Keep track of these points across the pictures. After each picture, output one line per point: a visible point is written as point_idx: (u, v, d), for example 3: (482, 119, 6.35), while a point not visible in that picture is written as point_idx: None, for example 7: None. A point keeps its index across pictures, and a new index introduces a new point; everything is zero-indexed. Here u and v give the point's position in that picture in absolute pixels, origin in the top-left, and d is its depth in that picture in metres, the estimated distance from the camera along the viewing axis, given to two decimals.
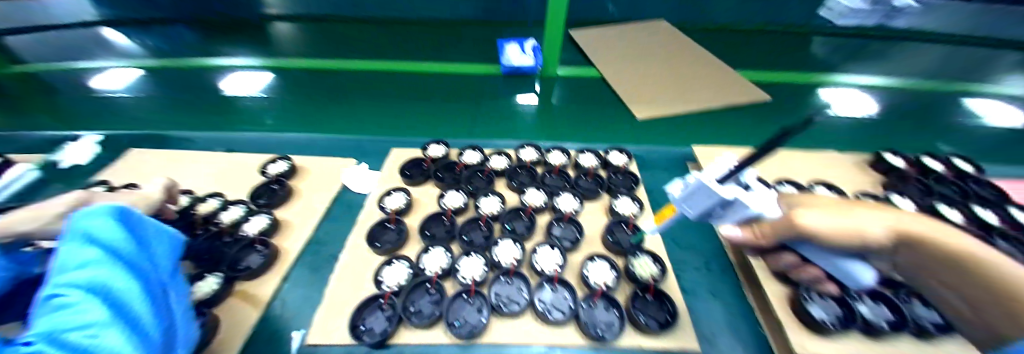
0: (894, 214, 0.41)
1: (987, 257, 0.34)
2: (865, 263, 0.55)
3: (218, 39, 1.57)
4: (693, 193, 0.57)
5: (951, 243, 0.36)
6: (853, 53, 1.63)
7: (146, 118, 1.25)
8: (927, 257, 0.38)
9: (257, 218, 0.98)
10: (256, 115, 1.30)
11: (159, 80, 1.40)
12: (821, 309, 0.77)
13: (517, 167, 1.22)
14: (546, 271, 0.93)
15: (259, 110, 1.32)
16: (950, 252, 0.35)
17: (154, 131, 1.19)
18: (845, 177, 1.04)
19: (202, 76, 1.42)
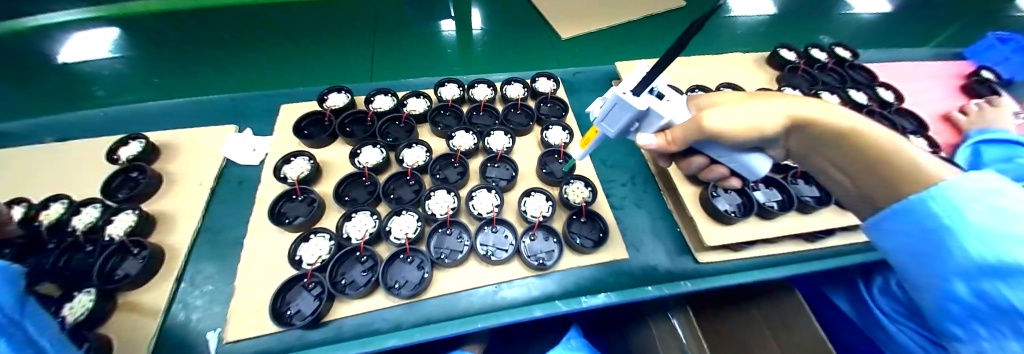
0: (780, 103, 0.50)
1: (856, 129, 0.44)
2: (761, 154, 0.60)
3: None
4: (612, 109, 0.55)
5: (833, 122, 0.46)
6: None
7: None
8: (813, 136, 0.48)
9: (122, 216, 0.82)
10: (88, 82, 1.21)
11: None
12: (727, 203, 0.90)
13: (439, 109, 1.15)
14: (483, 214, 0.91)
15: (95, 76, 1.22)
16: (835, 130, 0.45)
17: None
18: (744, 77, 1.20)
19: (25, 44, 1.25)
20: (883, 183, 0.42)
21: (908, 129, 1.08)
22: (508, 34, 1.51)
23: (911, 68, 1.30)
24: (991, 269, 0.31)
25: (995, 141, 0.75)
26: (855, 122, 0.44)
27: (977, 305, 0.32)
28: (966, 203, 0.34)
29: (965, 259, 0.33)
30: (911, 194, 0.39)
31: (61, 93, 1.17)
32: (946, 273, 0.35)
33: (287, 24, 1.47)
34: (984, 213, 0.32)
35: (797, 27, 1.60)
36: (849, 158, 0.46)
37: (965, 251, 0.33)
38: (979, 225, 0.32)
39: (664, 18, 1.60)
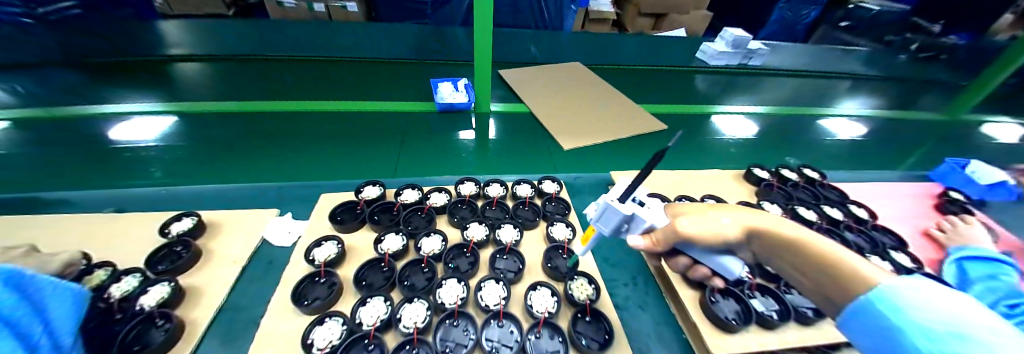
0: (744, 215, 0.63)
1: (797, 237, 0.54)
2: (732, 255, 0.68)
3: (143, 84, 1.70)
4: (604, 213, 0.68)
5: (776, 231, 0.57)
6: (725, 86, 2.33)
7: (53, 173, 1.25)
8: (768, 243, 0.58)
9: (156, 288, 0.89)
10: (140, 166, 1.33)
11: (67, 130, 1.42)
12: (726, 307, 0.93)
13: (457, 203, 1.30)
14: (491, 307, 0.95)
15: (142, 162, 1.35)
16: (780, 238, 0.56)
17: (65, 189, 1.19)
18: (727, 189, 1.37)
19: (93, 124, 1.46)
20: (832, 281, 0.48)
21: (889, 245, 1.17)
22: (519, 139, 1.80)
23: (875, 188, 1.47)
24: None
25: (976, 257, 0.80)
26: (795, 232, 0.55)
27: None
28: (906, 306, 0.36)
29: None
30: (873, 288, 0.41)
31: (118, 172, 1.30)
32: None
33: (333, 120, 1.71)
34: (925, 312, 0.34)
35: (778, 145, 1.87)
36: (803, 265, 0.53)
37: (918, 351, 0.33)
38: (919, 323, 0.34)
39: (651, 137, 1.87)
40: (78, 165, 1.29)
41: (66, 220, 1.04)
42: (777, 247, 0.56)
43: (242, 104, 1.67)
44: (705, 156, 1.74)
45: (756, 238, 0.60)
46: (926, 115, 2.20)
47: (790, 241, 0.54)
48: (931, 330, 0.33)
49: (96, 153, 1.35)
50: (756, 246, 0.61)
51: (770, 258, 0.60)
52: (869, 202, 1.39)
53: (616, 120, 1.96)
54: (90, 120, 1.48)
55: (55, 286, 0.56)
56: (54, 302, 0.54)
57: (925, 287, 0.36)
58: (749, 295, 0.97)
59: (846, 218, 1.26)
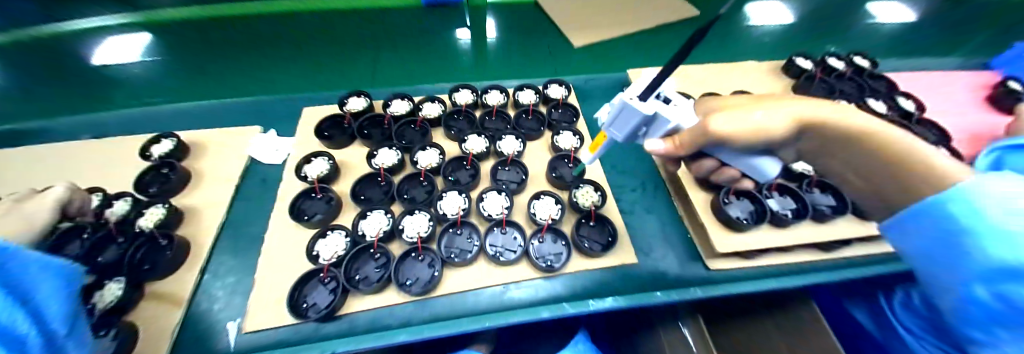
0: (793, 106, 0.52)
1: (865, 127, 0.47)
2: (769, 156, 0.62)
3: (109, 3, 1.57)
4: (619, 114, 0.57)
5: (842, 121, 0.48)
6: None
7: (54, 107, 1.27)
8: (823, 134, 0.51)
9: (154, 210, 0.88)
10: (138, 90, 1.35)
11: (55, 65, 1.40)
12: (740, 209, 0.89)
13: (453, 113, 1.18)
14: (493, 216, 0.93)
15: (138, 83, 1.37)
16: (845, 129, 0.48)
17: (55, 118, 1.16)
18: (760, 83, 1.20)
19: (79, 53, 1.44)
20: (902, 182, 0.45)
21: (930, 140, 1.04)
22: (520, 40, 1.59)
23: (935, 77, 1.27)
24: (1012, 272, 0.33)
25: None
26: (861, 120, 0.47)
27: (998, 307, 0.35)
28: (981, 202, 0.36)
29: (985, 262, 0.35)
30: (934, 194, 0.41)
31: (117, 98, 1.33)
32: (968, 277, 0.37)
33: (308, 32, 1.58)
34: (999, 209, 0.34)
35: (816, 37, 1.66)
36: (865, 154, 0.48)
37: (982, 252, 0.35)
38: (998, 226, 0.34)
39: (675, 27, 1.64)
40: (72, 99, 1.30)
41: (53, 147, 1.02)
42: (833, 138, 0.50)
43: (216, 19, 1.61)
44: (728, 52, 1.58)
45: (807, 130, 0.52)
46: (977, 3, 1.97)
47: (855, 132, 0.47)
48: (1007, 236, 0.33)
49: (89, 85, 1.35)
50: (802, 138, 0.54)
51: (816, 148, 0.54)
52: (924, 93, 1.21)
53: (639, 8, 1.69)
54: (74, 48, 1.45)
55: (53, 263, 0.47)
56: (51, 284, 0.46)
57: (1007, 184, 0.35)
58: (766, 195, 0.92)
59: (889, 112, 1.12)
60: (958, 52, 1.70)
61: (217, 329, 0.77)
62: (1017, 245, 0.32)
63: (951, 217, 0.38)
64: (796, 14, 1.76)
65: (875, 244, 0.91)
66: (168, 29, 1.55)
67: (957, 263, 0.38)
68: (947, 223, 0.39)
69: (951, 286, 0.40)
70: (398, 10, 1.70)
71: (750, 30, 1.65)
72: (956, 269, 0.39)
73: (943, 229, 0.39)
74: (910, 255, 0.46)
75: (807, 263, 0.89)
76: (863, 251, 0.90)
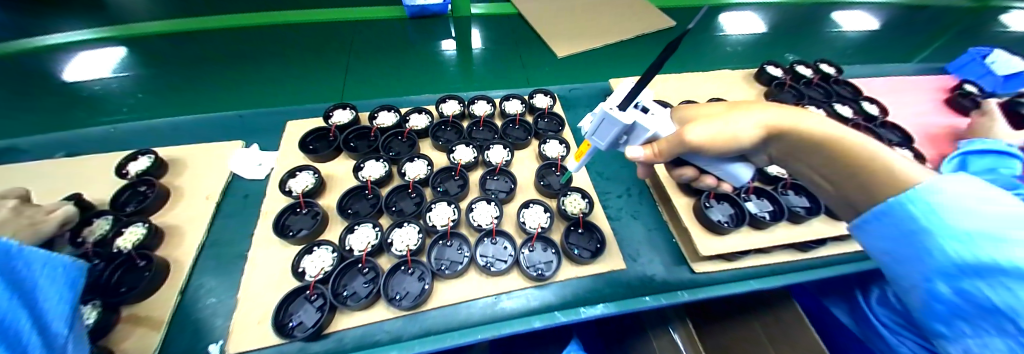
0: (755, 113, 0.56)
1: (824, 133, 0.51)
2: (745, 164, 0.66)
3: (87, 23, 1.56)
4: (601, 124, 0.59)
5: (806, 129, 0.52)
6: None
7: (19, 125, 1.22)
8: (792, 140, 0.54)
9: (132, 228, 0.85)
10: (105, 104, 1.31)
11: (20, 82, 1.35)
12: (720, 212, 0.93)
13: (440, 125, 1.19)
14: (483, 226, 0.93)
15: (103, 97, 1.33)
16: (807, 136, 0.52)
17: (17, 137, 1.11)
18: (736, 90, 1.26)
19: (44, 69, 1.39)
20: (863, 189, 0.48)
21: (893, 142, 1.10)
22: (505, 50, 1.62)
23: (896, 82, 1.35)
24: (969, 268, 0.35)
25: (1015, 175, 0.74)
26: (825, 127, 0.51)
27: (956, 303, 0.37)
28: (940, 204, 0.38)
29: (946, 258, 0.37)
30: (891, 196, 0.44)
31: (80, 115, 1.27)
32: (928, 275, 0.39)
33: (284, 47, 1.57)
34: (956, 211, 0.37)
35: (784, 45, 1.76)
36: (824, 160, 0.52)
37: (943, 250, 0.37)
38: (956, 226, 0.36)
39: (655, 37, 1.71)
40: (37, 118, 1.25)
41: (14, 166, 0.97)
42: (798, 144, 0.54)
43: (188, 28, 1.57)
44: (702, 61, 1.65)
45: (773, 136, 0.55)
46: (932, 12, 2.11)
47: (819, 139, 0.51)
48: (965, 234, 0.36)
49: (55, 101, 1.30)
50: (771, 144, 0.57)
51: (786, 154, 0.58)
52: (886, 97, 1.29)
53: (622, 19, 1.76)
54: (38, 64, 1.40)
55: (43, 261, 0.48)
56: (40, 280, 0.47)
57: (963, 188, 0.38)
58: (745, 198, 0.97)
59: (855, 116, 1.19)
60: (914, 58, 1.82)
61: (196, 352, 0.74)
62: (974, 242, 0.35)
63: (911, 219, 0.41)
64: (767, 24, 1.86)
65: (846, 242, 0.95)
66: (140, 42, 1.52)
67: (918, 262, 0.41)
68: (906, 223, 0.41)
69: (913, 285, 0.42)
70: (376, 23, 1.71)
71: (722, 40, 1.73)
72: (917, 268, 0.41)
73: (905, 231, 0.42)
74: (876, 256, 0.48)
75: (786, 263, 0.93)
76: (838, 249, 0.94)
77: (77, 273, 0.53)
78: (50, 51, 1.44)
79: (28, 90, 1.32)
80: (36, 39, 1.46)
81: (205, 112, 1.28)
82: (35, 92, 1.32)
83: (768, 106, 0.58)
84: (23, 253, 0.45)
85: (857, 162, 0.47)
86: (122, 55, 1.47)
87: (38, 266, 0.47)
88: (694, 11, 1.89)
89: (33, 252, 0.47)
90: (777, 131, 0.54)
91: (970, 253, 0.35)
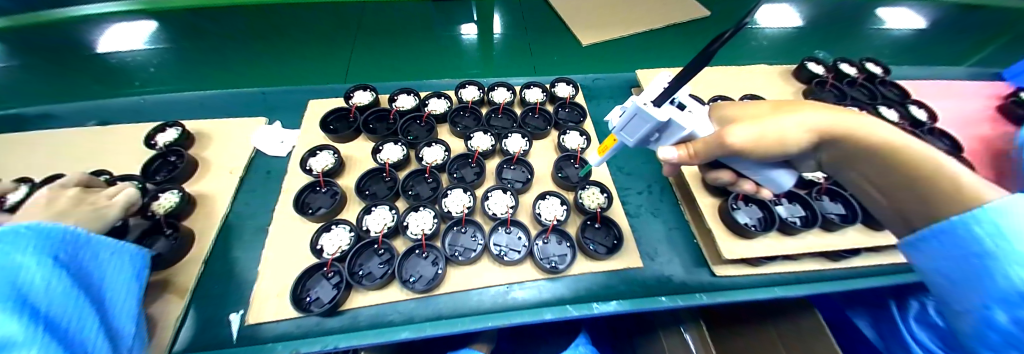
0: (805, 115, 0.51)
1: (882, 139, 0.46)
2: (787, 170, 0.62)
3: None
4: (632, 119, 0.56)
5: (859, 134, 0.48)
6: None
7: (55, 93, 1.27)
8: (843, 144, 0.50)
9: (166, 195, 0.88)
10: (132, 75, 1.35)
11: (56, 51, 1.40)
12: (747, 216, 0.89)
13: (459, 110, 1.17)
14: (498, 215, 0.92)
15: (131, 68, 1.37)
16: (861, 142, 0.48)
17: (54, 104, 1.16)
18: (772, 87, 1.18)
19: (78, 39, 1.44)
20: (924, 202, 0.44)
21: (940, 149, 1.02)
22: (527, 36, 1.58)
23: (949, 86, 1.25)
24: None
25: None
26: (883, 133, 0.47)
27: (1016, 333, 0.33)
28: (1015, 228, 0.34)
29: (1008, 284, 0.33)
30: (958, 213, 0.39)
31: (110, 85, 1.32)
32: (988, 300, 0.35)
33: (307, 25, 1.57)
34: None
35: (825, 41, 1.65)
36: (875, 166, 0.49)
37: (1008, 276, 0.34)
38: None
39: (684, 28, 1.63)
40: (72, 86, 1.30)
41: (52, 132, 1.02)
42: (849, 150, 0.50)
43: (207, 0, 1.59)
44: (733, 55, 1.57)
45: (821, 139, 0.51)
46: (993, 10, 1.94)
47: (876, 144, 0.47)
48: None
49: (83, 71, 1.34)
50: (817, 147, 0.53)
51: (835, 158, 0.54)
52: (937, 101, 1.19)
53: (652, 8, 1.68)
54: (74, 34, 1.45)
55: (109, 252, 0.56)
56: (108, 269, 0.55)
57: None
58: (775, 201, 0.92)
59: (901, 121, 1.10)
60: (969, 61, 1.68)
61: (218, 319, 0.77)
62: None
63: (977, 239, 0.37)
64: (808, 18, 1.74)
65: (881, 253, 0.90)
66: (167, 13, 1.55)
67: (977, 286, 0.37)
68: (971, 244, 0.37)
69: (969, 309, 0.38)
70: (400, 5, 1.68)
71: (756, 33, 1.64)
72: (976, 292, 0.37)
73: (970, 253, 0.37)
74: (931, 276, 0.44)
75: (813, 271, 0.89)
76: (872, 261, 0.89)
77: (143, 263, 0.61)
78: (84, 22, 1.49)
79: (64, 59, 1.37)
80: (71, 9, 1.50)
81: (225, 88, 1.31)
82: (69, 62, 1.37)
83: (816, 107, 0.53)
84: (91, 241, 0.54)
85: (917, 173, 0.43)
86: (151, 28, 1.50)
87: (106, 255, 0.55)
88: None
89: (99, 243, 0.55)
90: (830, 137, 0.50)
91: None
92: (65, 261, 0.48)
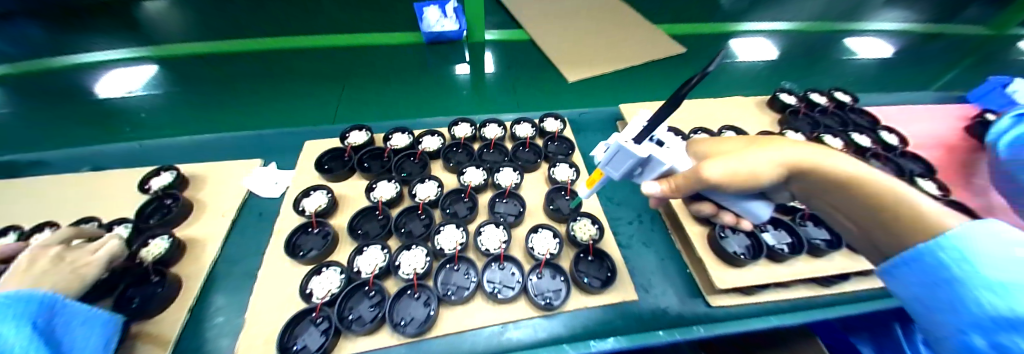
0: (772, 150, 0.55)
1: (845, 173, 0.49)
2: (763, 201, 0.64)
3: (123, 43, 1.66)
4: (615, 155, 0.59)
5: (824, 167, 0.51)
6: (743, 13, 2.14)
7: (52, 139, 1.29)
8: (810, 177, 0.53)
9: (157, 241, 0.88)
10: (130, 120, 1.38)
11: (57, 98, 1.43)
12: (735, 244, 0.90)
13: (452, 147, 1.20)
14: (491, 251, 0.92)
15: (128, 113, 1.40)
16: (825, 175, 0.51)
17: (49, 151, 1.17)
18: (749, 117, 1.25)
19: (81, 86, 1.48)
20: (887, 227, 0.46)
21: (914, 172, 1.07)
22: (516, 73, 1.66)
23: (915, 110, 1.32)
24: (1006, 321, 0.32)
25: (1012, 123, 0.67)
26: (844, 166, 0.50)
27: None
28: (976, 254, 0.36)
29: (979, 308, 0.34)
30: (922, 241, 0.41)
31: (106, 130, 1.34)
32: (966, 327, 0.36)
33: (306, 69, 1.64)
34: (993, 262, 0.34)
35: (796, 72, 1.76)
36: (841, 198, 0.51)
37: (977, 301, 0.35)
38: (990, 277, 0.34)
39: (665, 63, 1.73)
40: (70, 131, 1.32)
41: (46, 179, 1.02)
42: (817, 183, 0.53)
43: (208, 47, 1.67)
44: (712, 87, 1.66)
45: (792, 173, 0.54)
46: (949, 40, 2.09)
47: (842, 177, 0.49)
48: (1000, 285, 0.33)
49: (81, 117, 1.37)
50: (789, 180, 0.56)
51: (805, 190, 0.57)
52: (906, 125, 1.26)
53: (634, 45, 1.80)
54: (77, 82, 1.50)
55: (81, 319, 0.56)
56: (76, 337, 0.55)
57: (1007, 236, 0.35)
58: (762, 229, 0.94)
59: (874, 146, 1.16)
60: (933, 86, 1.79)
61: None
62: (1009, 294, 0.33)
63: (944, 266, 0.39)
64: (778, 51, 1.87)
65: (870, 277, 0.91)
66: (169, 59, 1.62)
67: (952, 312, 0.38)
68: (940, 271, 0.39)
69: (950, 338, 0.39)
70: (395, 46, 1.78)
71: (732, 67, 1.75)
72: (953, 320, 0.38)
73: (941, 280, 0.39)
74: (909, 303, 0.45)
75: (808, 298, 0.89)
76: (863, 285, 0.89)
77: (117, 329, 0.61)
78: (89, 69, 1.54)
79: (64, 105, 1.40)
80: (79, 60, 1.57)
81: (221, 132, 1.32)
82: (70, 108, 1.40)
83: (781, 141, 0.57)
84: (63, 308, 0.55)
85: (879, 204, 0.46)
86: (154, 73, 1.56)
87: (78, 322, 0.56)
88: (704, 34, 1.93)
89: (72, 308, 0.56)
90: (798, 170, 0.53)
91: (1005, 304, 0.32)
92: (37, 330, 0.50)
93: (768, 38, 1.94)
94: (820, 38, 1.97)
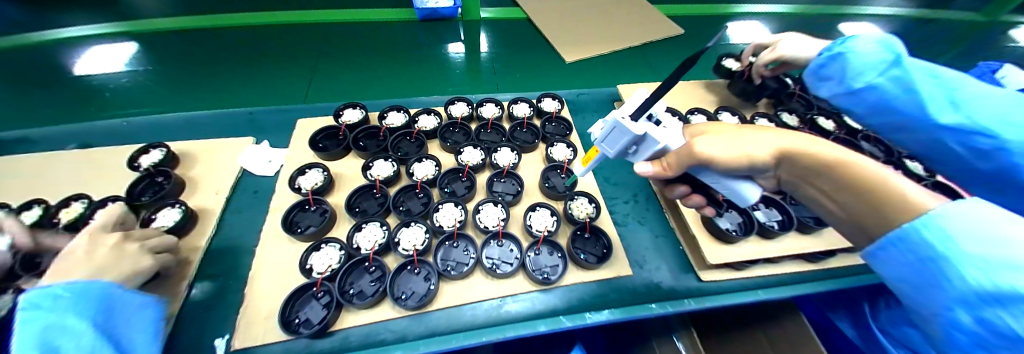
0: (766, 136, 0.54)
1: (829, 159, 0.48)
2: (750, 182, 0.61)
3: (103, 17, 1.59)
4: (611, 132, 0.60)
5: (810, 153, 0.50)
6: None
7: (32, 116, 1.24)
8: (796, 165, 0.52)
9: (169, 211, 0.89)
10: (110, 98, 1.32)
11: (35, 74, 1.37)
12: (728, 222, 0.93)
13: (449, 126, 1.19)
14: (490, 228, 0.93)
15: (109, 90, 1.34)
16: (810, 161, 0.50)
17: (32, 129, 1.13)
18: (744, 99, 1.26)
19: (59, 61, 1.42)
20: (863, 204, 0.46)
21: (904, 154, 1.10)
22: (513, 54, 1.63)
23: None
24: (991, 296, 0.37)
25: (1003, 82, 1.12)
26: (834, 153, 0.48)
27: (979, 332, 0.39)
28: (956, 234, 0.40)
29: (966, 285, 0.39)
30: (903, 222, 0.43)
31: (84, 107, 1.28)
32: (952, 303, 0.41)
33: (288, 47, 1.58)
34: (977, 243, 0.38)
35: None
36: (823, 184, 0.51)
37: (961, 277, 0.39)
38: (971, 256, 0.39)
39: (663, 45, 1.72)
40: (52, 107, 1.27)
41: (30, 158, 0.99)
42: (804, 170, 0.51)
43: (186, 22, 1.60)
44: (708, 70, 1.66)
45: (783, 159, 0.53)
46: (943, 24, 2.10)
47: (825, 163, 0.48)
48: (982, 261, 0.38)
49: (63, 93, 1.32)
50: (781, 168, 0.55)
51: (796, 181, 0.55)
52: None
53: (632, 26, 1.77)
54: (54, 57, 1.43)
55: (134, 304, 0.57)
56: (134, 319, 0.57)
57: (979, 215, 0.39)
58: (753, 207, 0.97)
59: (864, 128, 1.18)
60: None
61: (201, 346, 0.74)
62: (992, 269, 0.37)
63: (928, 244, 0.41)
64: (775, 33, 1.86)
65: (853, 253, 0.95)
66: (148, 35, 1.56)
67: (936, 289, 0.43)
68: (922, 249, 0.42)
69: (933, 311, 0.44)
70: (384, 24, 1.72)
71: (729, 49, 1.75)
72: (938, 296, 0.43)
73: (923, 258, 0.43)
74: (887, 281, 0.49)
75: (795, 273, 0.93)
76: (845, 261, 0.93)
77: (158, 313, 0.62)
78: (69, 43, 1.47)
79: (44, 82, 1.35)
80: (57, 33, 1.50)
81: (206, 109, 1.29)
82: (49, 84, 1.34)
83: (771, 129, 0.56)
84: (123, 294, 0.56)
85: (861, 188, 0.45)
86: (136, 50, 1.50)
87: (136, 307, 0.58)
88: (703, 14, 1.91)
89: (128, 295, 0.56)
90: (786, 156, 0.52)
91: (990, 280, 0.37)
92: (98, 312, 0.51)
93: (766, 20, 1.93)
94: (818, 22, 1.97)
